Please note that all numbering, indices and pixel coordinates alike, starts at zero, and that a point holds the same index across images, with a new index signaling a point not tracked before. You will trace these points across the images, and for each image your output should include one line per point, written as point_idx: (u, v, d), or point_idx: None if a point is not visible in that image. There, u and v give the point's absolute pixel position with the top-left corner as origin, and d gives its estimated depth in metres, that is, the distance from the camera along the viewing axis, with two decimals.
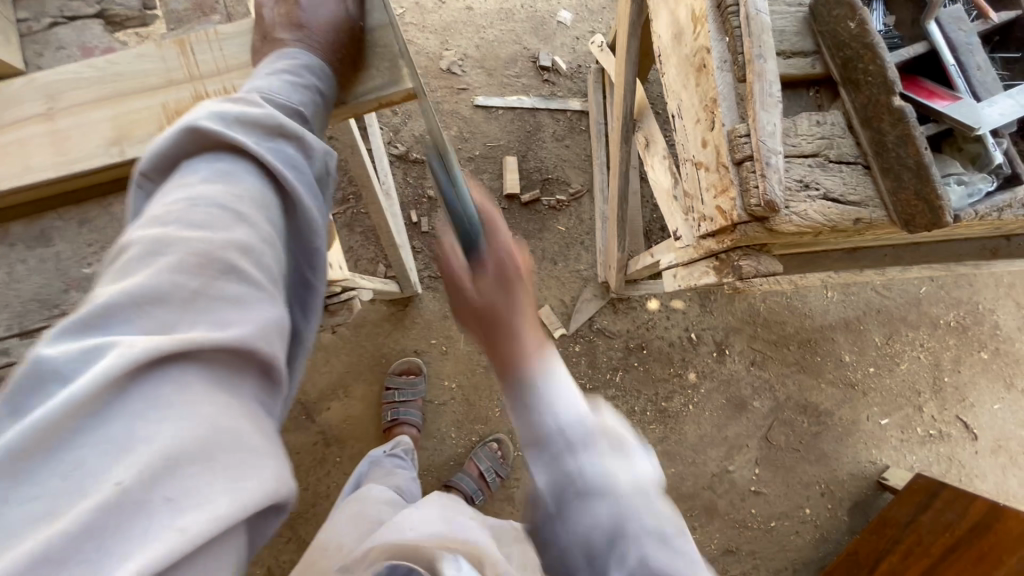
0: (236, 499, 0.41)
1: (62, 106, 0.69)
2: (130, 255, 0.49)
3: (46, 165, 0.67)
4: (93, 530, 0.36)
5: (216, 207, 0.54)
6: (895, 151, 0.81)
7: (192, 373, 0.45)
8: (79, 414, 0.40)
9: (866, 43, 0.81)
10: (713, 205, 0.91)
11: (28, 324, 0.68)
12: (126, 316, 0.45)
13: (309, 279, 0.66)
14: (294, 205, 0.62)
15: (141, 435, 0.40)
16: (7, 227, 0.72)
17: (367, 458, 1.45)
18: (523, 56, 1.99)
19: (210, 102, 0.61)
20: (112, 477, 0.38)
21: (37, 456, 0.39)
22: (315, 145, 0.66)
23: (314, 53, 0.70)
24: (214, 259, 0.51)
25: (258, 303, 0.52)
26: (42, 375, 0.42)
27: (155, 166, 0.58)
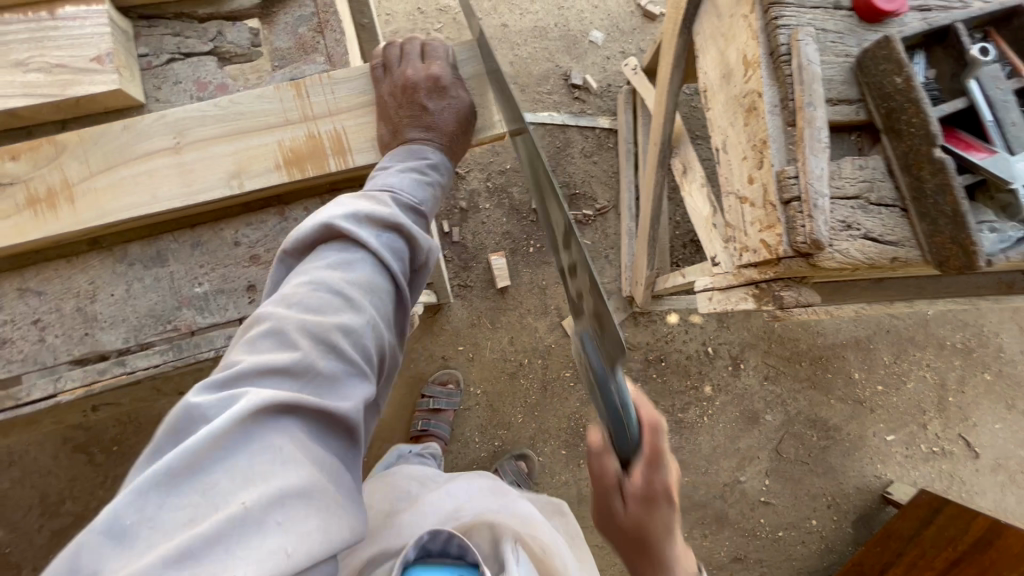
0: (324, 535, 0.55)
1: (188, 141, 0.77)
2: (267, 329, 0.64)
3: (174, 195, 0.76)
4: (221, 539, 0.49)
5: (331, 293, 0.68)
6: (933, 198, 0.87)
7: (297, 427, 0.60)
8: (213, 450, 0.54)
9: (911, 97, 0.88)
10: (758, 239, 0.98)
11: (145, 337, 0.80)
12: (256, 379, 0.60)
13: (398, 357, 0.80)
14: (400, 293, 0.75)
15: (259, 470, 0.54)
16: (124, 245, 0.81)
17: (397, 452, 1.52)
18: (555, 73, 2.05)
19: (342, 197, 0.75)
20: (238, 498, 0.52)
21: (183, 478, 0.52)
22: (424, 242, 0.79)
23: (437, 150, 0.82)
24: (322, 339, 0.65)
25: (351, 379, 0.66)
26: (191, 415, 0.57)
27: (292, 249, 0.72)
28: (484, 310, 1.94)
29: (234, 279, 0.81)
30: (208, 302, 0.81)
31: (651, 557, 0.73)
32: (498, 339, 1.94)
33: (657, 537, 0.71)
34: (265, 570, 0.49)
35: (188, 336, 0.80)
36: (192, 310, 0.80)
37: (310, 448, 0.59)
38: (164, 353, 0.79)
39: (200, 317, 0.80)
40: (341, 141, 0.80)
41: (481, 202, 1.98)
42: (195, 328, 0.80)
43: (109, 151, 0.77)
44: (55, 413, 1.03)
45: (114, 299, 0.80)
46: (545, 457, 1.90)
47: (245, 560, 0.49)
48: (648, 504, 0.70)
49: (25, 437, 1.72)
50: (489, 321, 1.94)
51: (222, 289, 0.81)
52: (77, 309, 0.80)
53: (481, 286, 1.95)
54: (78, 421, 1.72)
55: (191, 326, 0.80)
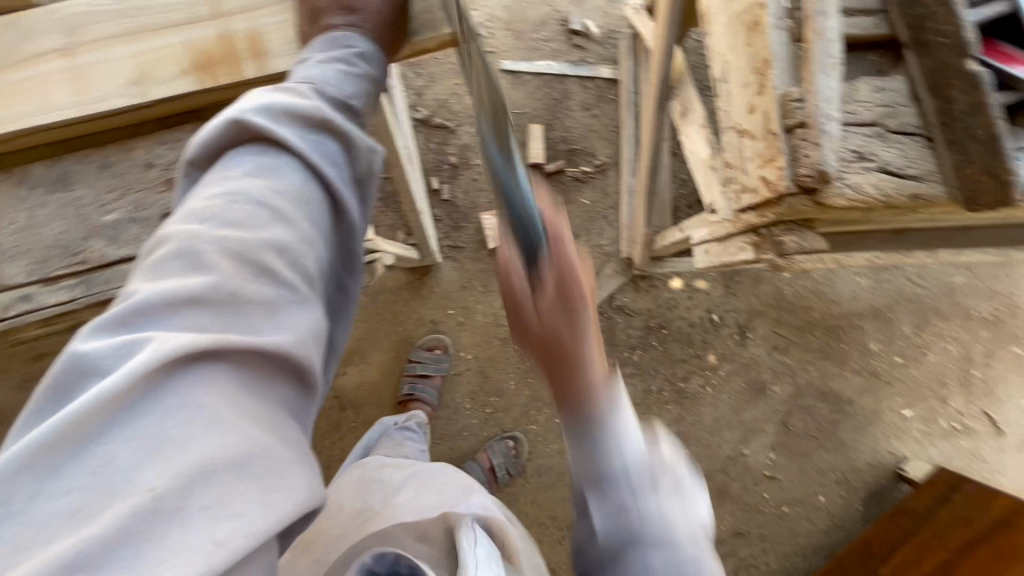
0: (269, 511, 0.41)
1: (82, 41, 0.69)
2: (168, 253, 0.50)
3: (68, 103, 0.69)
4: (124, 536, 0.36)
5: (252, 204, 0.54)
6: (963, 122, 0.75)
7: (222, 374, 0.46)
8: (106, 412, 0.41)
9: (941, 1, 0.75)
10: (756, 175, 0.83)
11: (50, 271, 0.72)
12: (159, 316, 0.46)
13: (348, 283, 0.67)
14: (339, 205, 0.62)
15: (171, 433, 0.41)
16: (31, 170, 0.74)
17: (380, 424, 1.44)
18: (553, 19, 1.90)
19: (255, 94, 0.60)
20: (141, 477, 0.39)
21: (62, 454, 0.39)
22: (362, 141, 0.65)
23: (369, 39, 0.69)
24: (245, 260, 0.51)
25: (290, 307, 0.52)
26: (80, 367, 0.43)
27: (200, 156, 0.58)
28: (475, 272, 1.85)
29: (148, 207, 0.73)
30: (120, 233, 0.73)
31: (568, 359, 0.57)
32: (490, 303, 1.86)
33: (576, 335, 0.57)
34: (185, 573, 0.36)
35: (97, 271, 0.72)
36: (103, 241, 0.73)
37: (241, 402, 0.46)
38: (71, 289, 0.71)
39: (109, 250, 0.72)
40: (258, 42, 0.70)
41: (472, 157, 1.87)
42: (106, 260, 0.72)
43: None
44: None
45: (16, 227, 0.73)
46: (538, 426, 1.82)
47: (161, 561, 0.36)
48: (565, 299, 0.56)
49: (8, 397, 1.69)
50: (480, 284, 1.85)
51: (135, 218, 0.73)
52: None
53: (472, 247, 1.86)
54: None
55: (100, 260, 0.72)
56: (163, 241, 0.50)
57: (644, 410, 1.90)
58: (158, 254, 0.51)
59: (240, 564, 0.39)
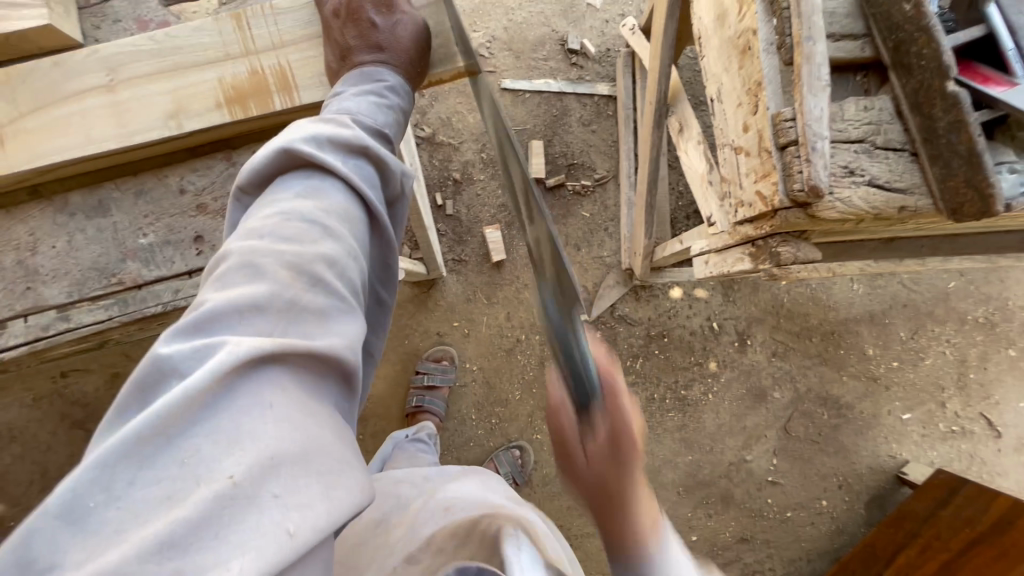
0: (331, 505, 0.44)
1: (122, 78, 0.74)
2: (233, 265, 0.54)
3: (108, 135, 0.73)
4: (210, 519, 0.39)
5: (305, 221, 0.58)
6: (946, 137, 0.79)
7: (287, 376, 0.49)
8: (193, 408, 0.44)
9: (921, 26, 0.79)
10: (753, 190, 0.90)
11: (87, 292, 0.76)
12: (230, 323, 0.50)
13: (382, 296, 0.72)
14: (378, 222, 0.67)
15: (246, 430, 0.44)
16: (68, 196, 0.78)
17: (393, 440, 1.47)
18: (552, 39, 1.97)
19: (302, 121, 0.65)
20: (223, 468, 0.42)
21: (153, 446, 0.42)
22: (397, 166, 0.70)
23: (397, 73, 0.75)
24: (302, 272, 0.55)
25: (342, 317, 0.56)
26: (160, 369, 0.46)
27: (250, 183, 0.62)
28: (480, 285, 1.89)
29: (180, 230, 0.77)
30: (154, 255, 0.77)
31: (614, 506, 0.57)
32: (495, 315, 1.89)
33: (626, 486, 0.57)
34: (265, 557, 0.39)
35: (132, 292, 0.76)
36: (137, 262, 0.76)
37: (304, 404, 0.49)
38: (108, 308, 0.75)
39: (144, 271, 0.76)
40: (286, 76, 0.75)
41: (475, 173, 1.92)
42: (141, 281, 0.76)
43: (41, 89, 0.74)
44: None
45: (55, 251, 0.77)
46: (544, 435, 1.85)
47: (243, 546, 0.39)
48: (613, 451, 0.58)
49: (21, 415, 1.71)
50: (485, 296, 1.89)
51: (168, 240, 0.77)
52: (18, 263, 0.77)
53: (476, 261, 1.90)
54: (75, 396, 1.71)
55: (135, 280, 0.76)
56: (227, 255, 0.55)
57: (647, 417, 1.93)
58: (222, 266, 0.55)
59: (305, 553, 0.42)
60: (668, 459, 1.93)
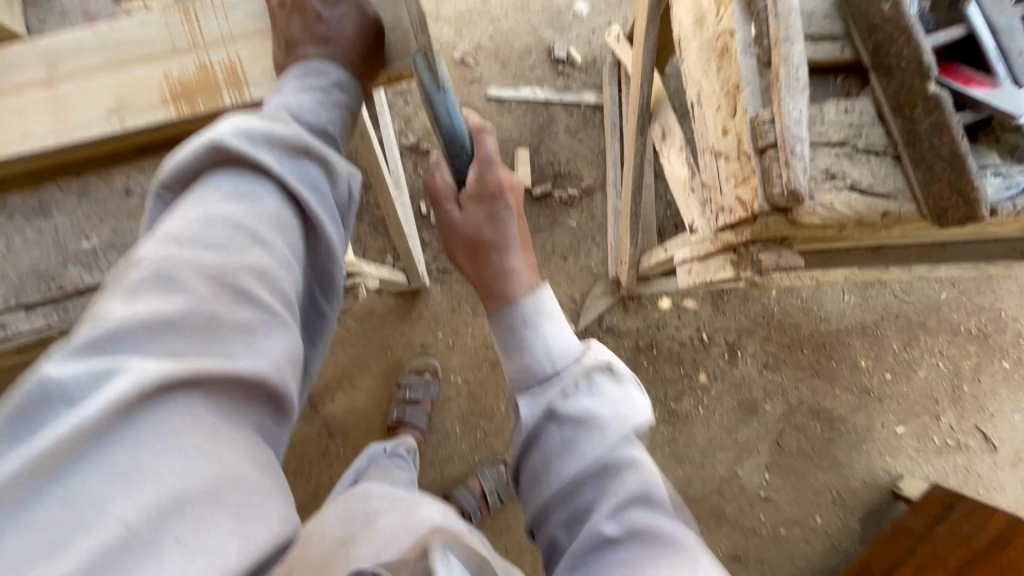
0: (245, 543, 0.42)
1: (61, 72, 0.70)
2: (143, 273, 0.48)
3: (46, 133, 0.69)
4: (99, 572, 0.36)
5: (232, 229, 0.54)
6: (927, 140, 0.77)
7: (197, 400, 0.45)
8: (78, 443, 0.39)
9: (900, 25, 0.77)
10: (733, 196, 0.87)
11: (27, 298, 0.72)
12: (134, 341, 0.45)
13: (325, 307, 0.68)
14: (318, 229, 0.64)
15: (145, 466, 0.40)
16: (9, 198, 0.75)
17: (370, 453, 1.42)
18: (538, 47, 1.96)
19: (233, 116, 0.60)
20: (114, 513, 0.38)
21: (30, 486, 0.38)
22: (341, 166, 0.67)
23: (342, 66, 0.70)
24: (224, 284, 0.51)
25: (266, 330, 0.53)
26: (43, 393, 0.41)
27: (175, 178, 0.58)
28: (464, 295, 1.86)
29: (126, 233, 0.74)
30: (97, 259, 0.73)
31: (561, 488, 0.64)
32: (479, 325, 1.85)
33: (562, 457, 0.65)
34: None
35: (74, 298, 0.72)
36: (80, 268, 0.73)
37: (218, 433, 0.45)
38: (48, 315, 0.72)
39: (87, 276, 0.73)
40: (236, 71, 0.71)
41: None
42: (82, 287, 0.73)
43: None
44: None
45: None
46: None
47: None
48: (557, 423, 0.65)
49: None
50: (469, 307, 1.86)
51: (113, 244, 0.73)
52: None
53: (460, 270, 1.86)
54: None
55: (77, 287, 0.73)
56: (137, 262, 0.49)
57: None
58: (130, 273, 0.49)
59: None
60: (658, 475, 1.88)
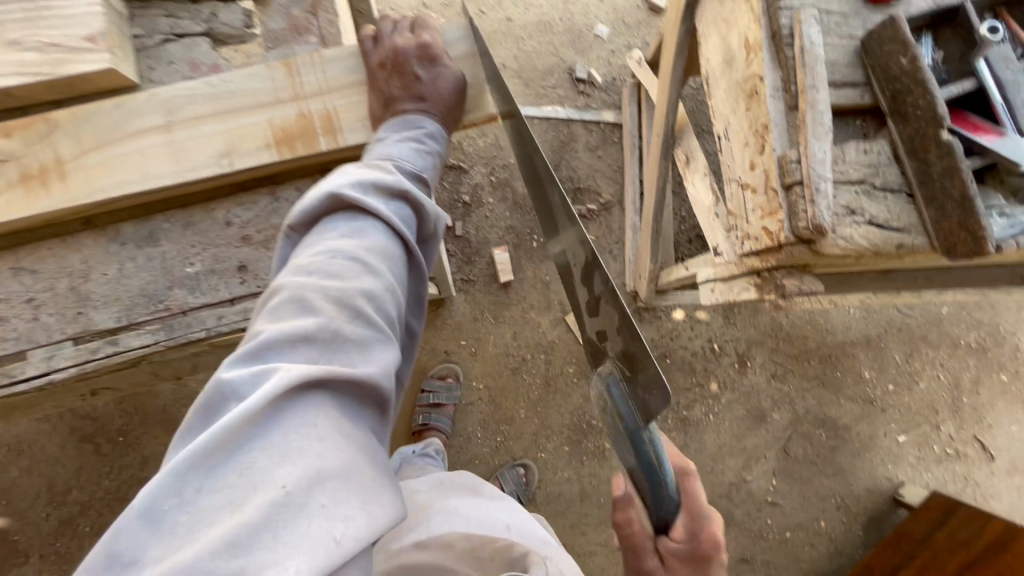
0: (371, 518, 0.49)
1: (178, 118, 0.79)
2: (282, 296, 0.58)
3: (163, 172, 0.78)
4: (267, 524, 0.44)
5: (349, 259, 0.62)
6: (940, 182, 0.85)
7: (330, 401, 0.54)
8: (247, 427, 0.49)
9: (916, 78, 0.86)
10: (759, 226, 0.95)
11: (136, 316, 0.81)
12: (281, 350, 0.54)
13: (414, 327, 0.76)
14: (414, 258, 0.71)
15: (297, 447, 0.49)
16: (118, 226, 0.83)
17: (400, 455, 1.50)
18: (560, 67, 2.04)
19: (346, 167, 0.70)
20: (277, 479, 0.47)
21: (216, 459, 0.47)
22: (431, 209, 0.74)
23: (436, 121, 0.79)
24: (345, 306, 0.59)
25: (380, 347, 0.60)
26: (221, 393, 0.51)
27: (300, 221, 0.67)
28: (487, 304, 1.93)
29: (225, 260, 0.83)
30: (199, 283, 0.83)
31: (643, 561, 0.85)
32: (501, 334, 1.93)
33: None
34: (315, 561, 0.44)
35: (178, 317, 0.82)
36: (183, 290, 0.82)
37: (346, 426, 0.54)
38: (155, 332, 0.81)
39: (190, 298, 0.82)
40: (332, 120, 0.80)
41: (485, 195, 1.97)
42: (186, 308, 0.82)
43: (104, 128, 0.79)
44: (54, 397, 1.04)
45: (106, 278, 0.82)
46: (549, 454, 1.88)
47: (295, 547, 0.44)
48: (698, 567, 0.80)
49: (32, 428, 1.73)
50: (492, 316, 1.93)
51: (213, 269, 0.83)
52: (69, 289, 0.82)
53: (484, 281, 1.94)
54: (85, 410, 1.72)
55: (181, 307, 0.82)
56: (277, 287, 0.59)
57: None
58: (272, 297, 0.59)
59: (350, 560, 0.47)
60: None
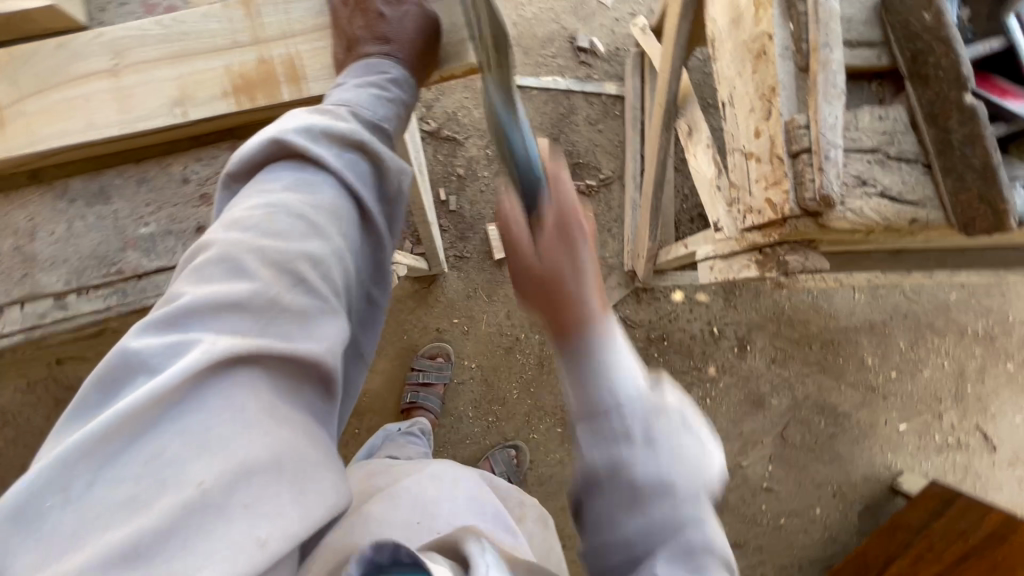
0: (304, 515, 0.48)
1: (127, 62, 0.74)
2: (213, 260, 0.55)
3: (111, 121, 0.73)
4: (177, 523, 0.42)
5: (292, 218, 0.59)
6: (960, 151, 0.79)
7: (260, 377, 0.51)
8: (159, 409, 0.46)
9: (939, 36, 0.80)
10: (762, 197, 0.87)
11: (87, 280, 0.76)
12: (206, 319, 0.51)
13: (375, 295, 0.72)
14: (369, 220, 0.68)
15: (217, 433, 0.47)
16: (71, 182, 0.79)
17: (383, 432, 1.46)
18: (561, 36, 1.94)
19: (298, 112, 0.65)
20: (193, 471, 0.44)
21: (124, 444, 0.45)
22: (393, 162, 0.70)
23: (403, 66, 0.74)
24: (285, 271, 0.56)
25: (323, 318, 0.57)
26: (136, 363, 0.49)
27: (241, 175, 0.64)
28: (480, 282, 1.88)
29: (183, 221, 0.78)
30: (155, 244, 0.77)
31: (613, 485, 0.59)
32: (494, 312, 1.88)
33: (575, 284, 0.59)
34: (227, 567, 0.42)
35: (131, 281, 0.76)
36: (137, 252, 0.77)
37: (278, 408, 0.51)
38: (107, 297, 0.76)
39: (144, 261, 0.77)
40: (296, 66, 0.75)
41: (480, 169, 1.91)
42: (140, 271, 0.77)
43: (45, 72, 0.73)
44: (19, 366, 1.00)
45: (56, 238, 0.77)
46: (540, 435, 1.84)
47: (209, 552, 0.42)
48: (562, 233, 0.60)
49: (13, 398, 1.69)
50: (485, 294, 1.88)
51: (169, 230, 0.77)
52: (16, 249, 0.77)
53: (477, 258, 1.89)
54: (68, 381, 1.69)
55: (134, 271, 0.77)
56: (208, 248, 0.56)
57: None
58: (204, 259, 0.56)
59: (275, 563, 0.45)
60: None
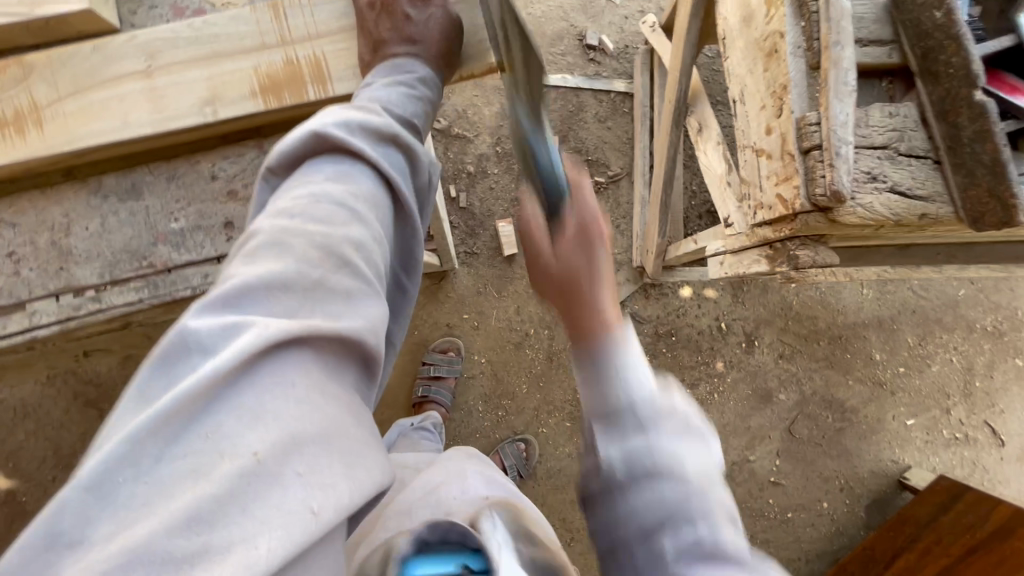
0: (353, 487, 0.48)
1: (159, 63, 0.77)
2: (262, 243, 0.57)
3: (145, 120, 0.77)
4: (236, 495, 0.42)
5: (335, 204, 0.61)
6: (969, 147, 0.80)
7: (309, 356, 0.52)
8: (214, 387, 0.46)
9: (951, 34, 0.79)
10: (772, 193, 0.90)
11: (120, 273, 0.79)
12: (259, 297, 0.53)
13: (404, 284, 0.75)
14: (402, 208, 0.70)
15: (271, 408, 0.47)
16: (103, 179, 0.81)
17: (398, 427, 1.49)
18: (570, 33, 1.96)
19: (334, 108, 0.68)
20: (248, 445, 0.44)
21: (177, 425, 0.44)
22: (424, 155, 0.74)
23: (428, 65, 0.77)
24: (332, 252, 0.58)
25: (365, 298, 0.59)
26: (187, 344, 0.48)
27: (280, 164, 0.65)
28: (490, 278, 1.90)
29: (211, 216, 0.80)
30: (184, 239, 0.80)
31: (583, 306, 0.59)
32: (504, 308, 1.90)
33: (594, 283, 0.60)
34: (290, 536, 0.42)
35: (162, 275, 0.79)
36: (167, 247, 0.80)
37: (325, 386, 0.52)
38: (139, 290, 0.79)
39: (174, 255, 0.80)
40: (320, 66, 0.78)
41: (490, 166, 1.93)
42: (170, 265, 0.79)
43: (82, 74, 0.77)
44: (48, 357, 1.03)
45: (89, 233, 0.80)
46: (549, 429, 1.86)
47: (267, 521, 0.42)
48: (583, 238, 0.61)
49: (35, 390, 1.74)
50: (495, 289, 1.90)
51: (198, 225, 0.80)
52: (52, 244, 0.80)
53: (487, 254, 1.91)
54: (88, 374, 1.73)
55: (164, 265, 0.79)
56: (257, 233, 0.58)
57: None
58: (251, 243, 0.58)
59: (324, 537, 0.45)
60: None
